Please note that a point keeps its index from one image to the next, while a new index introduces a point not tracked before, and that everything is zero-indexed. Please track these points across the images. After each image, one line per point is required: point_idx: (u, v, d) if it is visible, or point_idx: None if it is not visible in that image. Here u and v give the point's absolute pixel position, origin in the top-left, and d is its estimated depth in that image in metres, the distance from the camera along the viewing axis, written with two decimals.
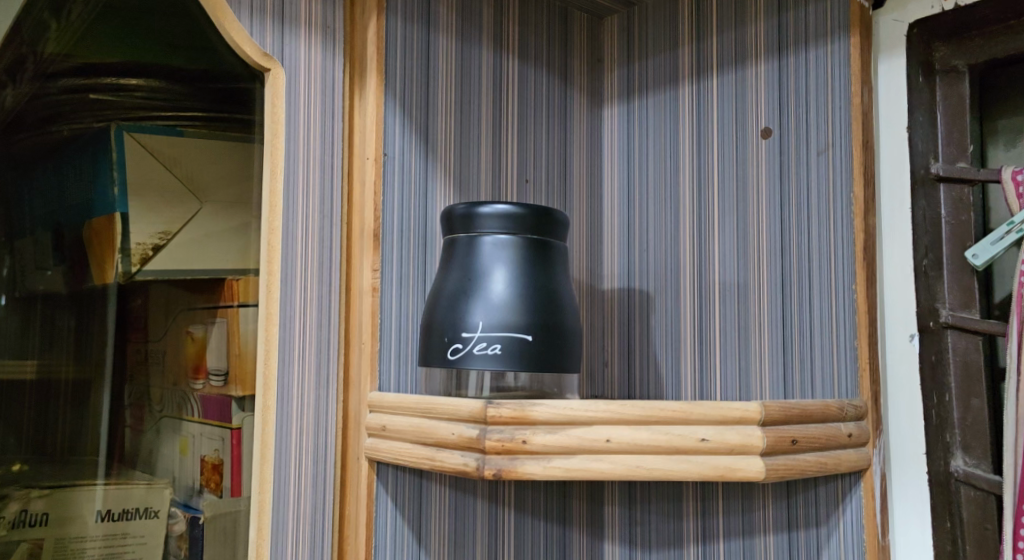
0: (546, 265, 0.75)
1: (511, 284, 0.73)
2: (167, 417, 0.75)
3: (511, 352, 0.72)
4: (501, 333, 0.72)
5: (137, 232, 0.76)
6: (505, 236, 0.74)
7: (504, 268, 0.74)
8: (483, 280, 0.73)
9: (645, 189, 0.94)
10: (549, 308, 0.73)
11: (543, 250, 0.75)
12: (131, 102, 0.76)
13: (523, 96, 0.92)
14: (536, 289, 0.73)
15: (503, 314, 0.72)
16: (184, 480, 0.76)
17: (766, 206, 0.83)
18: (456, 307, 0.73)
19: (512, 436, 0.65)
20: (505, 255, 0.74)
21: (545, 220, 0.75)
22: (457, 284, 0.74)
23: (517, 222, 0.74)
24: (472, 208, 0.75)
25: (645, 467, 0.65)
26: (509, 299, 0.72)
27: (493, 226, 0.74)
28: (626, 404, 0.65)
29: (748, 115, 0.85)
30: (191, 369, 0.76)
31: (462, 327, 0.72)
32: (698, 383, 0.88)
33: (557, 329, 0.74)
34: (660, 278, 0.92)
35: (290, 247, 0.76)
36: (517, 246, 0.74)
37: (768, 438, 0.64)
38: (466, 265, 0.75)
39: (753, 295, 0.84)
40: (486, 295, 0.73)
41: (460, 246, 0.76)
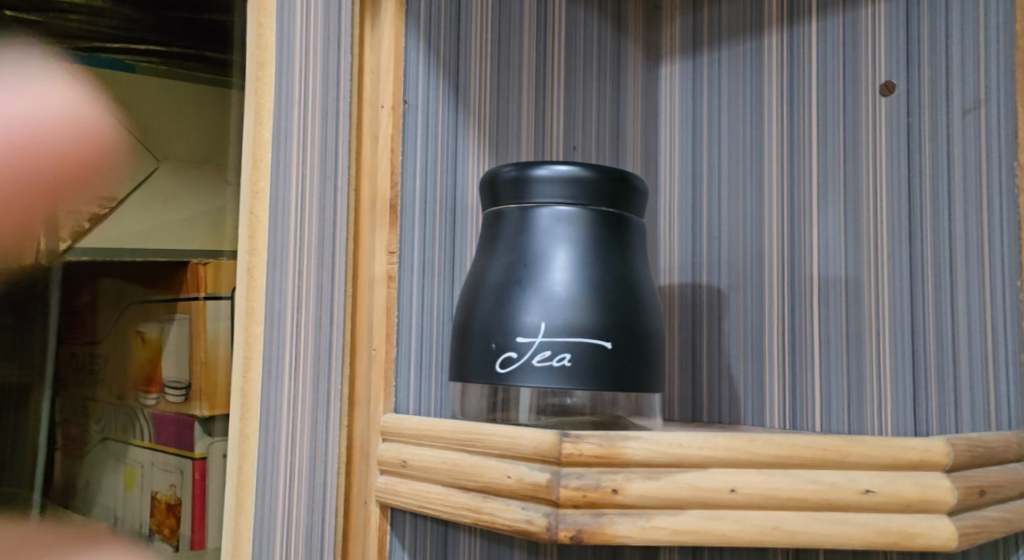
0: (622, 248, 0.56)
1: (579, 273, 0.54)
2: (109, 441, 0.58)
3: (583, 365, 0.52)
4: (567, 338, 0.53)
5: (69, 195, 0.57)
6: (569, 209, 0.55)
7: (569, 250, 0.54)
8: (542, 268, 0.54)
9: (717, 163, 0.76)
10: (630, 306, 0.54)
11: (618, 227, 0.56)
12: (64, 26, 0.57)
13: (569, 43, 0.74)
14: (613, 281, 0.54)
15: (571, 314, 0.53)
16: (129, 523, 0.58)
17: (885, 182, 0.66)
18: (505, 304, 0.54)
19: (598, 483, 0.46)
20: (570, 235, 0.55)
21: (620, 186, 0.56)
22: (507, 273, 0.55)
23: (585, 190, 0.55)
24: (524, 171, 0.56)
25: (785, 528, 0.46)
26: (578, 293, 0.53)
27: (553, 195, 0.55)
28: (759, 442, 0.46)
29: (861, 67, 0.68)
30: (143, 379, 0.59)
31: (514, 331, 0.53)
32: (789, 407, 0.70)
33: (640, 334, 0.54)
34: (736, 273, 0.74)
35: (281, 219, 0.55)
36: (585, 223, 0.55)
37: (959, 491, 0.47)
38: (517, 247, 0.55)
39: (870, 294, 0.66)
40: (545, 287, 0.54)
41: (507, 223, 0.57)
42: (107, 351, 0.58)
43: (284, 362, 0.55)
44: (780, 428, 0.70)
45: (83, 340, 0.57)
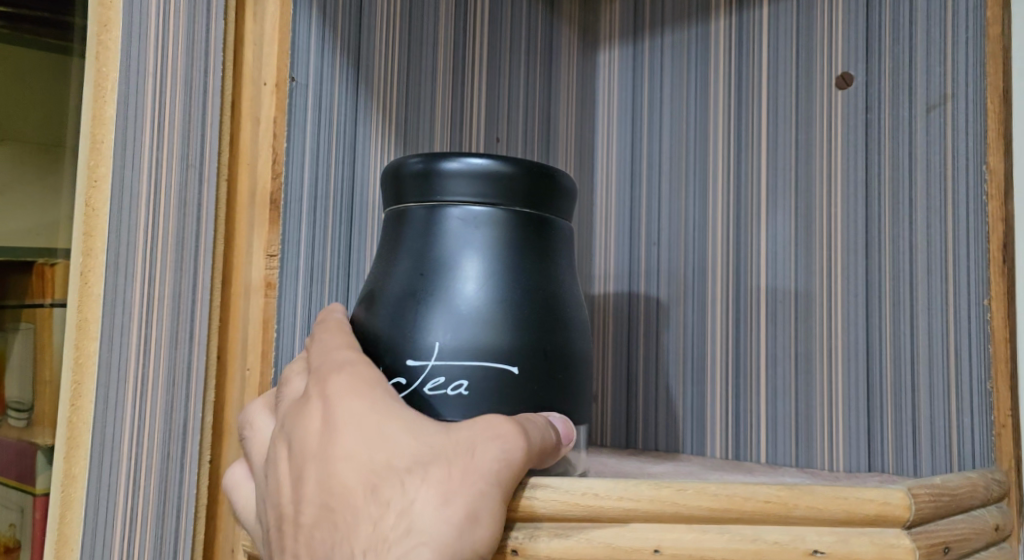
0: (549, 259, 0.45)
1: (496, 291, 0.43)
2: None
3: (489, 393, 0.42)
4: (470, 361, 0.42)
5: None
6: (484, 211, 0.44)
7: (484, 263, 0.43)
8: (448, 285, 0.43)
9: (657, 159, 0.68)
10: (557, 332, 0.44)
11: (544, 234, 0.45)
12: None
13: (495, 21, 0.66)
14: (537, 302, 0.43)
15: (482, 342, 0.42)
16: None
17: (840, 185, 0.59)
18: (400, 327, 0.43)
19: (496, 542, 0.39)
20: (484, 244, 0.43)
21: (548, 183, 0.45)
22: (404, 289, 0.44)
23: (503, 189, 0.44)
24: (426, 163, 0.44)
25: None
26: (492, 316, 0.42)
27: (463, 194, 0.44)
28: (689, 492, 0.39)
29: (815, 57, 0.61)
30: None
31: (408, 356, 0.42)
32: (731, 434, 0.62)
33: (565, 364, 0.44)
34: (676, 282, 0.66)
35: (129, 212, 0.45)
36: (502, 230, 0.44)
37: (920, 550, 0.39)
38: (416, 258, 0.44)
39: (821, 309, 0.59)
40: (453, 305, 0.42)
41: (406, 226, 0.45)
42: None
43: (127, 386, 0.45)
44: (721, 459, 0.62)
45: None
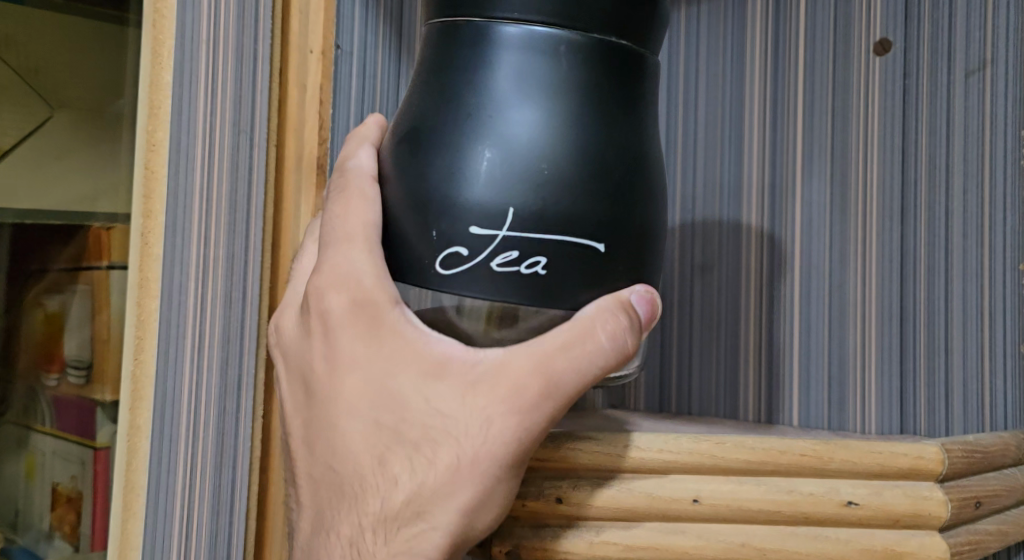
0: (623, 94, 0.40)
1: (558, 134, 0.39)
2: (13, 425, 0.59)
3: (561, 269, 0.39)
4: (537, 223, 0.38)
5: None
6: (545, 32, 0.39)
7: (546, 97, 0.39)
8: (503, 119, 0.39)
9: (693, 124, 0.67)
10: (629, 186, 0.40)
11: (619, 63, 0.40)
12: None
13: None
14: (607, 144, 0.39)
15: (539, 188, 0.38)
16: (33, 521, 0.59)
17: (876, 151, 0.60)
18: (444, 159, 0.39)
19: (541, 491, 0.41)
20: (546, 70, 0.39)
21: (627, 3, 0.40)
22: (450, 117, 0.40)
23: (578, 7, 0.39)
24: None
25: (757, 546, 0.40)
26: (554, 160, 0.39)
27: (525, 8, 0.39)
28: (729, 446, 0.40)
29: (852, 22, 0.61)
30: (42, 358, 0.58)
31: (465, 204, 0.39)
32: (765, 398, 0.63)
33: (638, 227, 0.40)
34: (714, 249, 0.66)
35: (184, 173, 0.47)
36: (570, 55, 0.39)
37: (953, 505, 0.40)
38: (466, 83, 0.40)
39: (854, 274, 0.60)
40: (509, 148, 0.39)
41: (456, 42, 0.40)
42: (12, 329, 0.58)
43: (185, 344, 0.47)
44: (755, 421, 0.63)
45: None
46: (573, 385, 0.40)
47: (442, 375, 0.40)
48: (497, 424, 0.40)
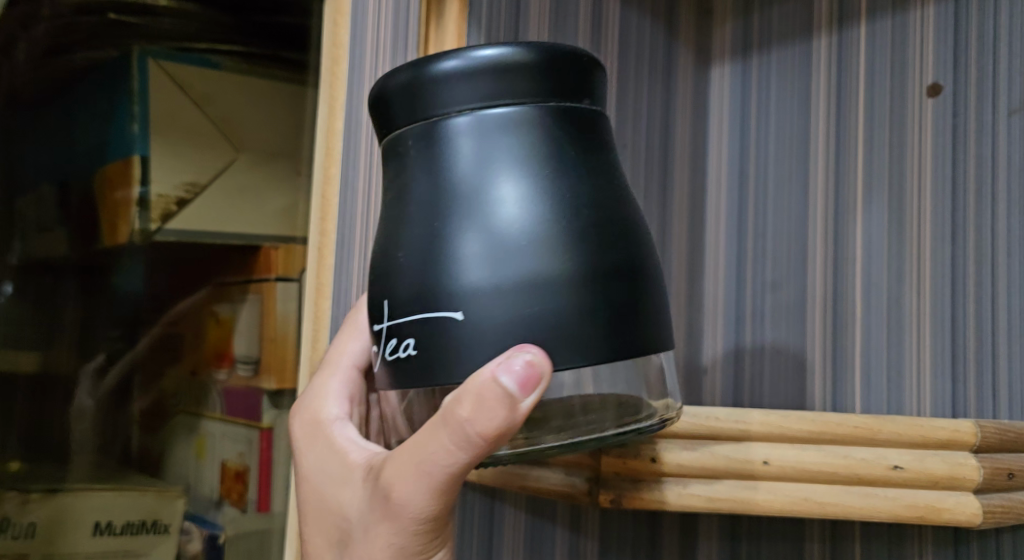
0: (579, 154, 0.48)
1: (530, 205, 0.46)
2: (183, 414, 0.82)
3: (549, 321, 0.45)
4: (522, 287, 0.45)
5: (160, 183, 0.75)
6: (497, 114, 0.47)
7: (515, 172, 0.47)
8: (482, 206, 0.46)
9: (764, 158, 0.77)
10: (600, 233, 0.47)
11: (567, 124, 0.48)
12: (154, 30, 0.76)
13: (623, 48, 0.78)
14: (573, 189, 0.47)
15: (512, 247, 0.46)
16: (201, 492, 0.80)
17: (930, 184, 0.69)
18: (429, 238, 0.47)
19: (637, 452, 0.52)
20: (502, 139, 0.47)
21: (557, 71, 0.48)
22: (436, 215, 0.47)
23: (514, 82, 0.47)
24: (424, 68, 0.47)
25: (815, 500, 0.50)
26: (527, 215, 0.46)
27: (469, 99, 0.47)
28: (794, 417, 0.50)
29: (909, 66, 0.71)
30: (214, 358, 0.81)
31: (463, 288, 0.46)
32: (829, 389, 0.72)
33: (614, 267, 0.47)
34: (783, 266, 0.76)
35: (349, 199, 0.60)
36: (517, 125, 0.47)
37: (985, 470, 0.49)
38: (435, 169, 0.48)
39: (911, 288, 0.69)
40: (490, 227, 0.46)
41: (413, 139, 0.49)
42: (189, 332, 0.82)
43: None
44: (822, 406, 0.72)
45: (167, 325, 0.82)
46: (417, 478, 0.48)
47: (350, 477, 0.53)
48: (372, 525, 0.50)
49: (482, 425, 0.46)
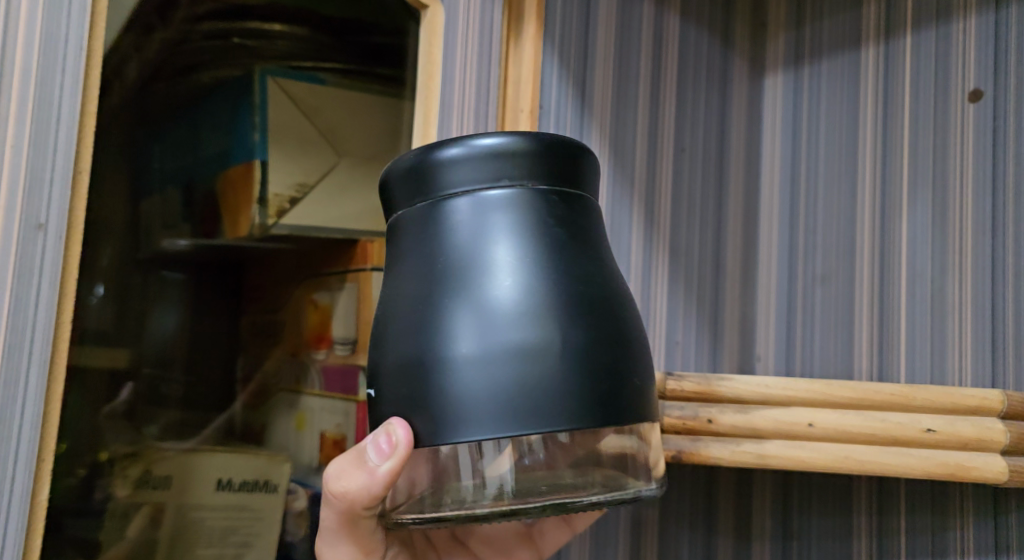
0: (574, 234, 0.47)
1: (524, 289, 0.45)
2: (284, 392, 0.75)
3: (542, 408, 0.43)
4: (514, 374, 0.44)
5: (275, 182, 0.70)
6: (496, 194, 0.46)
7: (510, 251, 0.45)
8: (476, 287, 0.45)
9: (814, 161, 0.84)
10: (595, 316, 0.45)
11: (564, 206, 0.47)
12: (274, 48, 0.69)
13: (682, 59, 0.85)
14: (569, 275, 0.46)
15: (506, 331, 0.44)
16: (302, 459, 0.73)
17: (972, 182, 0.74)
18: (419, 326, 0.45)
19: (695, 414, 0.59)
20: (498, 223, 0.46)
21: (557, 156, 0.47)
22: (427, 294, 0.46)
23: (512, 166, 0.46)
24: (426, 155, 0.47)
25: (856, 458, 0.56)
26: (523, 302, 0.44)
27: (468, 179, 0.46)
28: (833, 384, 0.58)
29: (951, 74, 0.76)
30: (312, 340, 0.74)
31: (452, 374, 0.44)
32: (877, 364, 0.78)
33: (608, 353, 0.45)
34: (833, 261, 0.82)
35: None
36: (515, 205, 0.46)
37: (1011, 434, 0.56)
38: (429, 255, 0.46)
39: (953, 278, 0.74)
40: (483, 310, 0.44)
41: (411, 223, 0.48)
42: (286, 318, 0.74)
43: None
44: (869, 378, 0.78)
45: (264, 311, 0.74)
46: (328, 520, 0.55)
47: None
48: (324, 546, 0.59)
49: (344, 487, 0.52)
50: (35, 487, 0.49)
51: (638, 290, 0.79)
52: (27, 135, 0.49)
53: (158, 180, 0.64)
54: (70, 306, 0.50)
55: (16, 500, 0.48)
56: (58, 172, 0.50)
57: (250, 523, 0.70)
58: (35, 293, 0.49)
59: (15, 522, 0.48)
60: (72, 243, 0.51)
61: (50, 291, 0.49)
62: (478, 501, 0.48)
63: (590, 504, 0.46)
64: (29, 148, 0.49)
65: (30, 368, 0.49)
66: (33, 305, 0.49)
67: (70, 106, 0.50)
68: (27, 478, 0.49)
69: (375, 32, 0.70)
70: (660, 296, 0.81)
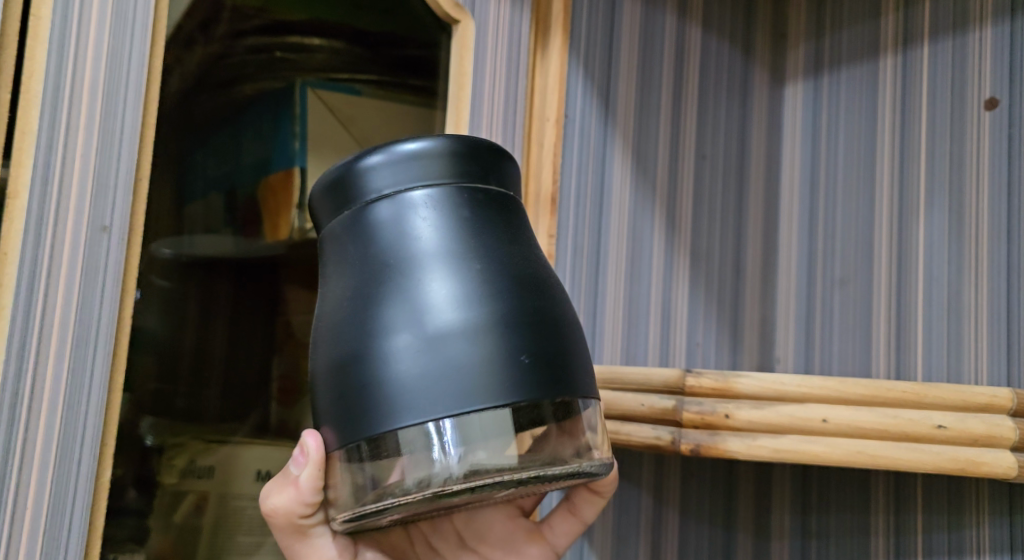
0: (495, 225, 0.51)
1: (452, 274, 0.48)
2: None
3: (472, 380, 0.47)
4: (443, 351, 0.47)
5: (314, 187, 0.72)
6: (419, 193, 0.50)
7: (438, 241, 0.49)
8: (409, 274, 0.49)
9: (834, 168, 0.87)
10: (522, 296, 0.49)
11: (484, 200, 0.51)
12: (314, 62, 0.72)
13: (703, 70, 0.87)
14: (490, 259, 0.49)
15: (434, 312, 0.47)
16: None
17: (988, 187, 0.75)
18: (352, 321, 0.49)
19: (714, 409, 0.62)
20: (421, 218, 0.50)
21: (472, 155, 0.52)
22: (366, 288, 0.49)
23: (430, 166, 0.51)
24: (350, 165, 0.51)
25: (869, 453, 0.59)
26: (447, 284, 0.48)
27: (391, 181, 0.50)
28: (847, 381, 0.60)
29: (968, 83, 0.77)
30: None
31: (386, 357, 0.47)
32: (894, 362, 0.79)
33: (534, 329, 0.48)
34: (850, 264, 0.84)
35: None
36: (438, 202, 0.50)
37: (1021, 431, 0.58)
38: (359, 255, 0.50)
39: (969, 281, 0.75)
40: (413, 295, 0.48)
41: (344, 229, 0.52)
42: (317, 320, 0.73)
43: None
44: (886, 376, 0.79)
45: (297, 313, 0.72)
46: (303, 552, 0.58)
47: None
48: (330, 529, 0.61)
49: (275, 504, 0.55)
50: (99, 468, 0.55)
51: (658, 295, 0.82)
52: (94, 152, 0.55)
53: (200, 184, 0.66)
54: (131, 299, 0.56)
55: (83, 477, 0.54)
56: (121, 181, 0.56)
57: None
58: (100, 291, 0.55)
59: (81, 498, 0.54)
60: (132, 246, 0.56)
61: (113, 289, 0.55)
62: (424, 490, 0.48)
63: (535, 477, 0.49)
64: (96, 163, 0.55)
65: (96, 358, 0.55)
66: (98, 303, 0.55)
67: (131, 126, 0.56)
68: (93, 458, 0.54)
69: (408, 45, 0.73)
70: (680, 299, 0.84)
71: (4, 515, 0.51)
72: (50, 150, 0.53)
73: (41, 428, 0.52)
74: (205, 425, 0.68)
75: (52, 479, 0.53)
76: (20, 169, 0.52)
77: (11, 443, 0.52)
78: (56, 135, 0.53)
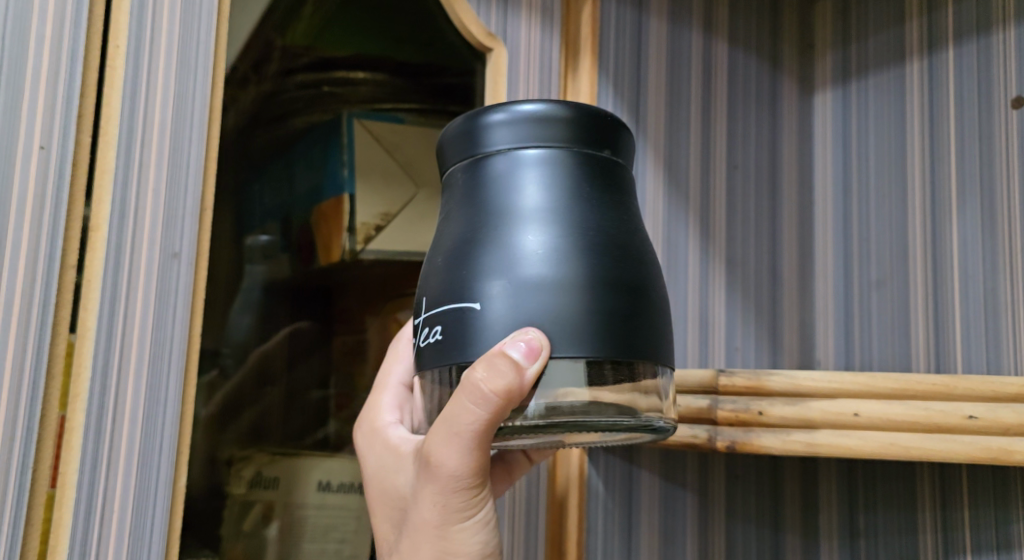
0: (600, 191, 0.52)
1: (552, 230, 0.50)
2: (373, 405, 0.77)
3: (561, 337, 0.49)
4: (537, 302, 0.49)
5: (362, 211, 0.77)
6: (534, 152, 0.51)
7: (543, 199, 0.51)
8: (511, 226, 0.50)
9: (865, 171, 0.88)
10: (616, 260, 0.50)
11: (594, 166, 0.52)
12: (358, 95, 0.77)
13: (731, 82, 0.90)
14: (593, 227, 0.50)
15: (534, 265, 0.49)
16: None
17: (1018, 184, 0.76)
18: (456, 270, 0.51)
19: (747, 407, 0.65)
20: (532, 176, 0.51)
21: (590, 122, 0.52)
22: (473, 234, 0.51)
23: (550, 126, 0.52)
24: (476, 118, 0.53)
25: (901, 445, 0.61)
26: (550, 248, 0.49)
27: (511, 139, 0.52)
28: (878, 377, 0.62)
29: (994, 83, 0.78)
30: None
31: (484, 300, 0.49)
32: (933, 357, 0.81)
33: (625, 295, 0.50)
34: (886, 265, 0.86)
35: None
36: (552, 163, 0.51)
37: None
38: (470, 204, 0.52)
39: (1006, 277, 0.76)
40: (514, 245, 0.50)
41: (461, 176, 0.53)
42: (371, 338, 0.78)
43: None
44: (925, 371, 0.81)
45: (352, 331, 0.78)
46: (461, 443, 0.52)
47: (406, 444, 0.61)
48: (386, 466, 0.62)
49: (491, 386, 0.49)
50: (175, 475, 0.60)
51: (695, 303, 0.85)
52: (165, 187, 0.60)
53: (259, 214, 0.72)
54: (200, 323, 0.61)
55: (162, 485, 0.59)
56: (189, 211, 0.61)
57: (349, 523, 0.75)
58: (172, 313, 0.60)
59: (161, 504, 0.59)
60: (201, 270, 0.61)
61: (184, 310, 0.60)
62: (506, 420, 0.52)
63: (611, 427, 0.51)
64: (166, 196, 0.60)
65: (170, 376, 0.59)
66: (171, 325, 0.60)
67: (196, 162, 0.61)
68: (170, 468, 0.59)
69: (446, 74, 0.78)
70: (717, 306, 0.86)
71: (93, 520, 0.56)
72: (126, 186, 0.58)
73: (124, 441, 0.57)
74: (268, 439, 0.73)
75: (135, 487, 0.58)
76: (100, 205, 0.58)
77: (97, 455, 0.56)
78: (131, 173, 0.59)
